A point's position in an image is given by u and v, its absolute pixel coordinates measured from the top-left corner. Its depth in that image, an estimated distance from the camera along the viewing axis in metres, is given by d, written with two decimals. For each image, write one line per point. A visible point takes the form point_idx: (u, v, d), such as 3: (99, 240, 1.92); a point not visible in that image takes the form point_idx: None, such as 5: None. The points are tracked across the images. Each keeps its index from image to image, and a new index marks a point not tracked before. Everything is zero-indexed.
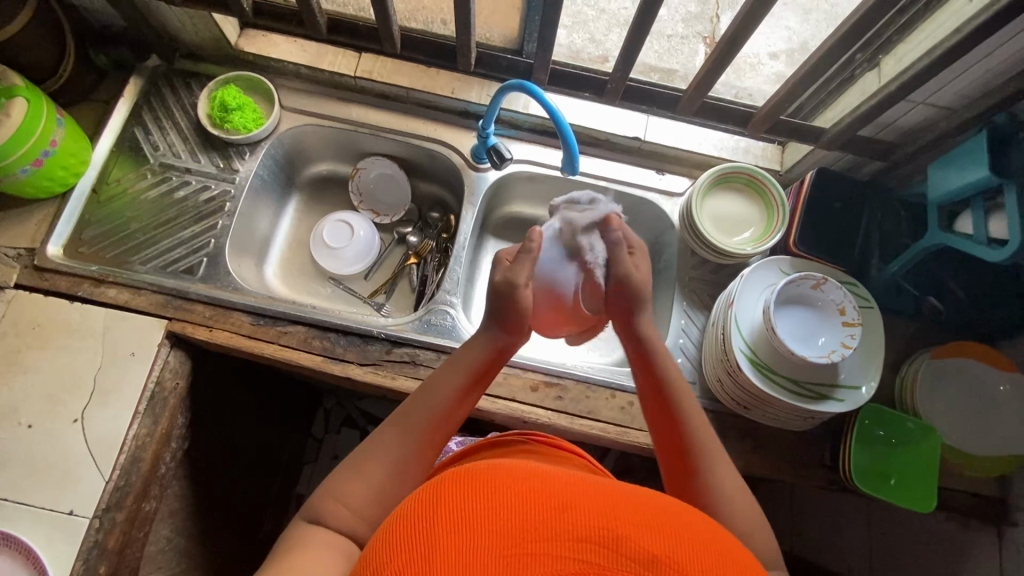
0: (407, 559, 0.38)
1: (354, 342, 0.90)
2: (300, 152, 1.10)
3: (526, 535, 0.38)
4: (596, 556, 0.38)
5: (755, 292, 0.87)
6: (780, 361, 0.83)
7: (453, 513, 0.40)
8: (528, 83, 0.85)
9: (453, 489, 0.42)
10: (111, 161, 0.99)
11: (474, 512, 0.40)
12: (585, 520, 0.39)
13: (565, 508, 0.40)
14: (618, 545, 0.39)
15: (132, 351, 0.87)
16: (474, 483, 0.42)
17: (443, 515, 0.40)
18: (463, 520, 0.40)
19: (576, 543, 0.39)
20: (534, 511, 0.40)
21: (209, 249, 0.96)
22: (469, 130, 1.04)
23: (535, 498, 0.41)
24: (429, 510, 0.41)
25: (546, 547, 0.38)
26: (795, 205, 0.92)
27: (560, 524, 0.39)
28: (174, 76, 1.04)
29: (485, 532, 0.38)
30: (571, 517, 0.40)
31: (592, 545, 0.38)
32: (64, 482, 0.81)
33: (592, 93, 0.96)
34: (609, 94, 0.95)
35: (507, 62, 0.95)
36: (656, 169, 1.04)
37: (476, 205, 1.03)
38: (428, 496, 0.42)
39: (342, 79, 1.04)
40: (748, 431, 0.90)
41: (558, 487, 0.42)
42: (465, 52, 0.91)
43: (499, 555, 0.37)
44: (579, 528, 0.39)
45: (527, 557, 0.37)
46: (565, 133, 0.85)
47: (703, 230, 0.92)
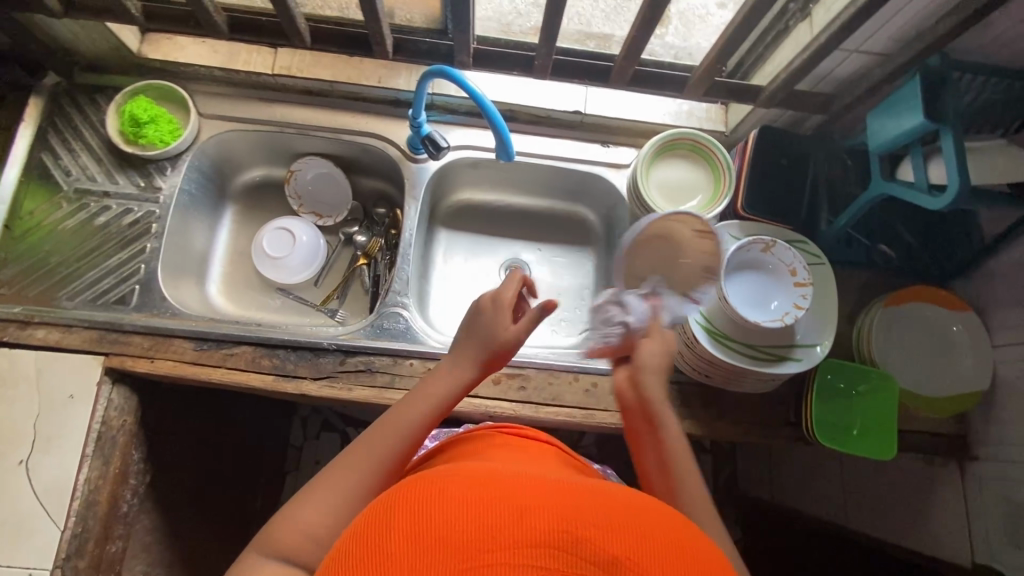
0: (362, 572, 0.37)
1: (305, 357, 0.87)
2: (227, 160, 1.03)
3: (485, 546, 0.37)
4: (557, 561, 0.36)
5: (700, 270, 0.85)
6: (738, 329, 0.83)
7: (408, 525, 0.39)
8: (448, 67, 0.80)
9: (411, 500, 0.41)
10: (22, 192, 0.92)
11: (430, 524, 0.39)
12: (545, 523, 0.38)
13: (526, 513, 0.39)
14: (579, 550, 0.37)
15: (70, 393, 0.83)
16: (434, 496, 0.41)
17: (402, 528, 0.39)
18: (423, 527, 0.39)
19: (535, 547, 0.37)
20: (494, 520, 0.38)
21: (139, 275, 0.90)
22: (403, 120, 0.99)
23: (496, 507, 0.40)
24: (386, 525, 0.40)
25: (502, 556, 0.37)
26: (740, 166, 0.90)
27: (518, 530, 0.38)
28: (78, 92, 0.96)
29: (443, 548, 0.37)
30: (532, 521, 0.38)
31: (551, 549, 0.37)
32: (18, 537, 0.78)
33: (520, 71, 0.92)
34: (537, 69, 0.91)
35: (427, 46, 0.91)
36: (601, 142, 1.01)
37: (418, 199, 0.99)
38: (383, 511, 0.41)
39: (260, 78, 0.97)
40: (713, 398, 0.91)
41: (520, 492, 0.41)
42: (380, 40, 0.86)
43: (456, 566, 0.36)
44: (539, 532, 0.38)
45: (481, 568, 0.36)
46: (491, 116, 0.80)
47: (649, 201, 0.90)
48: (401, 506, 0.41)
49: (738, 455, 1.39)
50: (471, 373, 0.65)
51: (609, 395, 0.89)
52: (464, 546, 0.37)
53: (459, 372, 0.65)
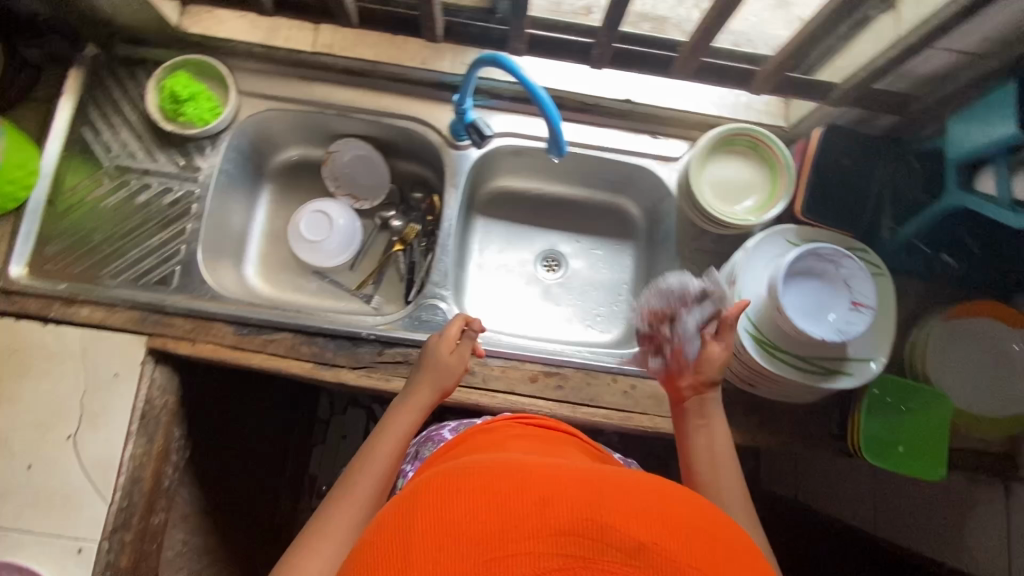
0: (392, 567, 0.38)
1: (343, 346, 0.87)
2: (266, 140, 1.02)
3: (510, 535, 0.37)
4: (581, 549, 0.36)
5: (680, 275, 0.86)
6: (789, 339, 0.80)
7: (432, 518, 0.39)
8: (500, 54, 0.76)
9: (433, 493, 0.41)
10: (64, 166, 0.92)
11: (452, 516, 0.39)
12: (568, 511, 0.38)
13: (548, 501, 0.39)
14: (603, 536, 0.37)
15: (115, 371, 0.84)
16: (456, 487, 0.41)
17: (426, 518, 0.39)
18: (445, 519, 0.39)
19: (558, 534, 0.37)
20: (517, 509, 0.38)
21: (180, 256, 0.90)
22: (445, 104, 0.96)
23: (515, 495, 0.39)
24: (409, 518, 0.40)
25: (527, 546, 0.37)
26: (802, 164, 0.85)
27: (541, 519, 0.38)
28: (117, 64, 0.94)
29: (467, 540, 0.37)
30: (554, 511, 0.38)
31: (574, 536, 0.37)
32: (67, 508, 0.81)
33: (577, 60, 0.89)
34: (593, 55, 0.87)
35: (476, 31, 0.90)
36: (650, 133, 0.97)
37: (459, 186, 0.96)
38: (406, 507, 0.42)
39: (301, 56, 0.95)
40: (754, 406, 0.89)
41: (541, 480, 0.41)
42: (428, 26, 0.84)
43: (482, 558, 0.36)
44: (562, 521, 0.37)
45: (507, 558, 0.36)
46: (543, 103, 0.74)
47: (700, 198, 0.87)
48: (423, 499, 0.41)
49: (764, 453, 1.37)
50: (430, 399, 0.75)
51: (647, 398, 0.87)
52: (489, 537, 0.37)
53: (423, 394, 0.75)
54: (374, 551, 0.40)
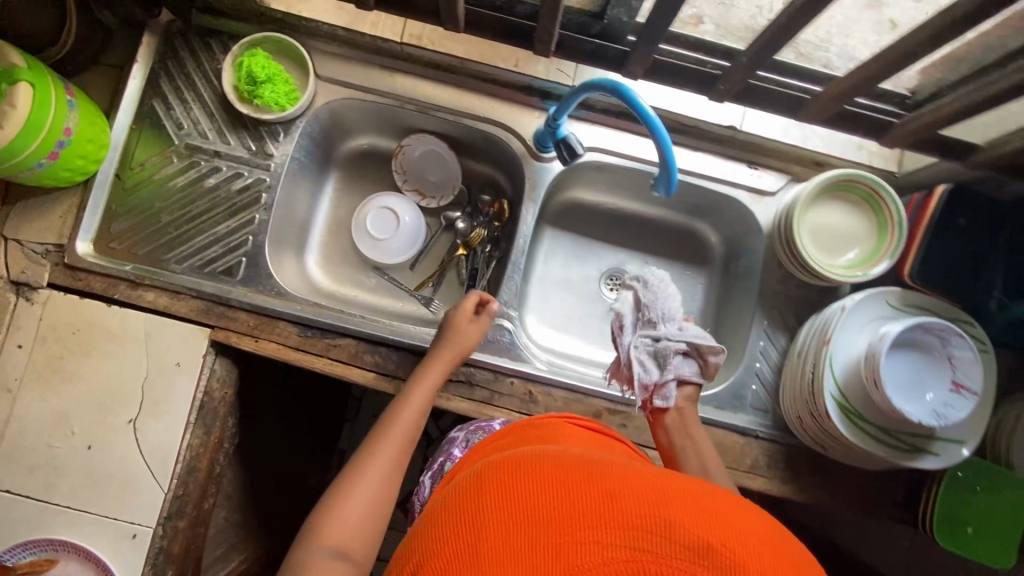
0: (455, 544, 0.38)
1: (406, 359, 0.84)
2: (338, 126, 0.97)
3: (576, 522, 0.36)
4: (650, 544, 0.35)
5: (658, 306, 0.77)
6: (876, 411, 0.75)
7: (499, 502, 0.39)
8: (622, 84, 0.69)
9: (501, 479, 0.41)
10: (133, 140, 0.88)
11: (518, 500, 0.39)
12: (637, 507, 0.37)
13: (616, 495, 0.38)
14: (673, 534, 0.35)
15: (176, 361, 0.83)
16: (522, 474, 0.41)
17: (491, 497, 0.40)
18: (511, 502, 0.39)
19: (625, 529, 0.36)
20: (583, 500, 0.37)
21: (247, 247, 0.87)
22: (533, 111, 0.90)
23: (582, 486, 0.39)
24: (475, 497, 0.41)
25: (593, 535, 0.35)
26: (916, 223, 0.79)
27: (608, 513, 0.36)
28: (192, 34, 0.89)
29: (533, 523, 0.37)
30: (622, 504, 0.37)
31: (644, 532, 0.35)
32: (125, 491, 0.81)
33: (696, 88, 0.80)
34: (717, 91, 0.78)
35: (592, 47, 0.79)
36: (748, 164, 0.90)
37: (537, 201, 0.91)
38: (473, 488, 0.42)
39: (385, 45, 0.89)
40: (821, 466, 0.85)
41: (609, 477, 0.40)
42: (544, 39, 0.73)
43: (547, 543, 0.35)
44: (631, 515, 0.36)
45: (574, 545, 0.35)
46: (660, 137, 0.68)
47: (800, 247, 0.81)
48: (489, 483, 0.41)
49: None
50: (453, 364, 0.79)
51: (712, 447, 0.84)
52: (554, 521, 0.36)
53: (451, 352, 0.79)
54: (439, 527, 0.40)
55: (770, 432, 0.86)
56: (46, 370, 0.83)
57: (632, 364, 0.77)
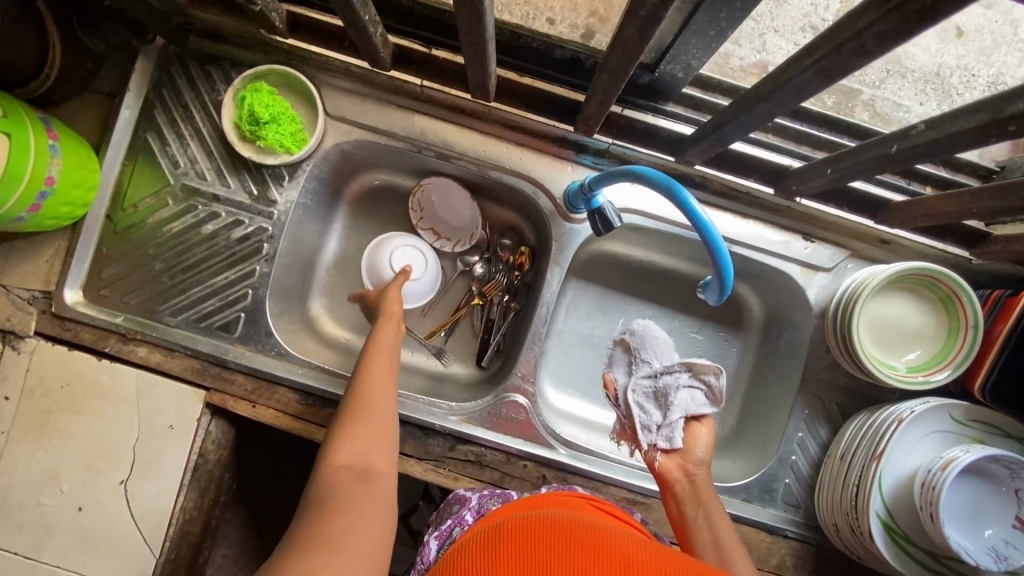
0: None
1: (413, 434, 0.78)
2: (349, 164, 0.88)
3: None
4: None
5: (650, 349, 0.74)
6: (925, 534, 0.69)
7: (521, 549, 0.46)
8: (679, 188, 0.57)
9: (523, 535, 0.48)
10: (126, 178, 0.81)
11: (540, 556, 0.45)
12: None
13: (630, 564, 0.45)
14: None
15: (170, 423, 0.78)
16: (542, 535, 0.47)
17: (514, 551, 0.46)
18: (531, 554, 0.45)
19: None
20: (602, 563, 0.44)
21: (246, 302, 0.80)
22: (566, 164, 0.81)
23: (592, 555, 0.45)
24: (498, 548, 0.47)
25: None
26: (996, 331, 0.69)
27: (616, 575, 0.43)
28: (191, 61, 0.80)
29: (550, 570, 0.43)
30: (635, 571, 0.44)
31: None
32: (116, 554, 0.78)
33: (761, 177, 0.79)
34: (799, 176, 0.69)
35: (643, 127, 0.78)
36: (803, 236, 0.81)
37: (563, 264, 0.82)
38: (494, 538, 0.49)
39: (404, 84, 0.79)
40: (851, 570, 0.79)
41: (618, 550, 0.47)
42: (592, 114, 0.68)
43: None
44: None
45: None
46: (716, 246, 0.57)
47: (857, 347, 0.72)
48: (513, 537, 0.48)
49: None
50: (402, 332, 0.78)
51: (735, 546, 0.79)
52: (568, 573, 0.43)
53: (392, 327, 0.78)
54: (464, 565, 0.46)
55: (801, 532, 0.80)
56: (34, 424, 0.78)
57: (633, 412, 0.72)
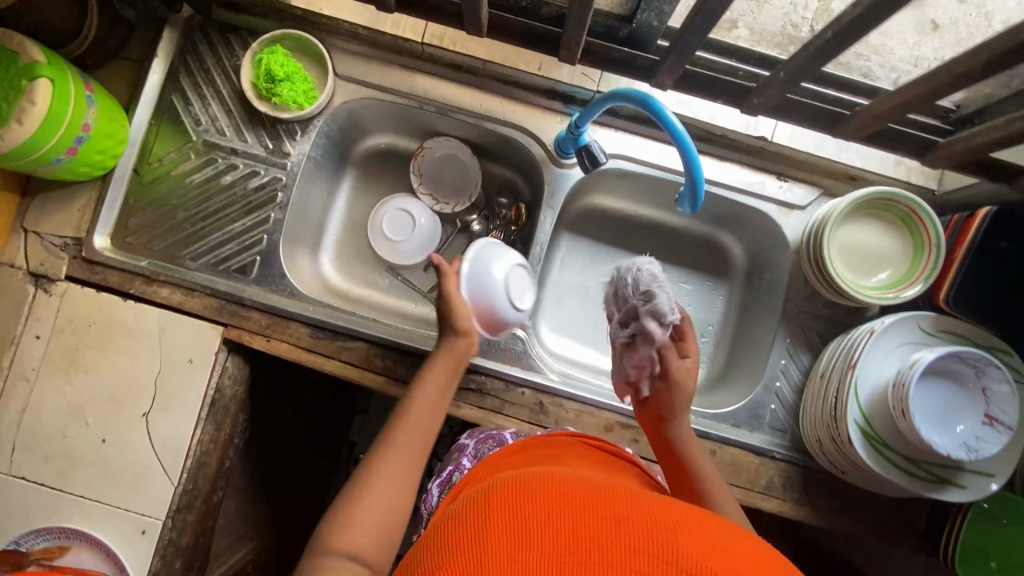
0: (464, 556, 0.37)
1: (418, 364, 0.83)
2: (355, 125, 0.96)
3: (584, 544, 0.36)
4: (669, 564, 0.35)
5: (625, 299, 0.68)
6: (901, 439, 0.72)
7: (514, 515, 0.39)
8: (652, 97, 0.66)
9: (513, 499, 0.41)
10: (151, 135, 0.88)
11: (537, 517, 0.38)
12: (653, 527, 0.38)
13: (622, 518, 0.39)
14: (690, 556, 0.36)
15: (189, 357, 0.83)
16: (534, 495, 0.40)
17: (492, 515, 0.39)
18: (530, 521, 0.38)
19: (629, 552, 0.36)
20: (592, 519, 0.38)
21: (261, 246, 0.87)
22: (555, 115, 0.87)
23: (597, 512, 0.39)
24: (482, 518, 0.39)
25: (612, 555, 0.36)
26: (955, 245, 0.75)
27: (623, 532, 0.37)
28: (213, 30, 0.89)
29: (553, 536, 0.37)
30: (629, 527, 0.38)
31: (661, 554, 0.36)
32: (137, 484, 0.82)
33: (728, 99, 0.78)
34: (752, 103, 0.76)
35: (621, 56, 0.76)
36: (778, 176, 0.86)
37: (556, 207, 0.89)
38: (476, 508, 0.41)
39: (407, 44, 0.87)
40: (837, 489, 0.83)
41: (618, 501, 0.41)
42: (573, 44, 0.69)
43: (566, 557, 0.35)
44: (637, 539, 0.37)
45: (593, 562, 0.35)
46: (687, 150, 0.65)
47: (830, 267, 0.78)
48: (498, 501, 0.41)
49: None
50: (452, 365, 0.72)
51: (725, 466, 0.83)
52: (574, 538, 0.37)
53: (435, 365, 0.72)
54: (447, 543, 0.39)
55: (789, 454, 0.84)
56: (63, 361, 0.83)
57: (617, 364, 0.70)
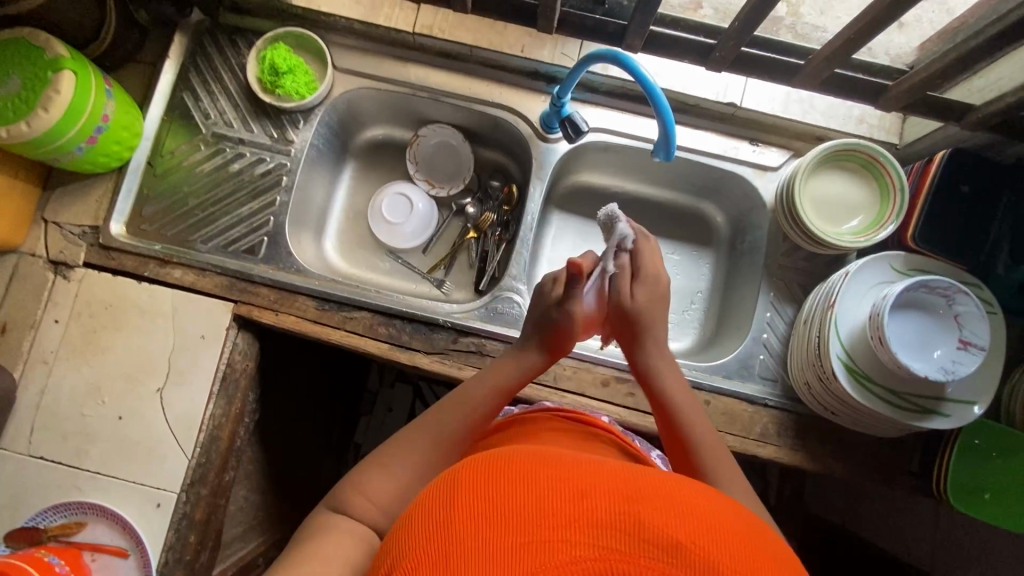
0: (426, 548, 0.38)
1: (420, 330, 0.87)
2: (354, 117, 1.02)
3: (545, 522, 0.36)
4: (618, 542, 0.35)
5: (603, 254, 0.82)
6: (883, 371, 0.76)
7: (475, 501, 0.39)
8: (622, 54, 0.73)
9: (475, 483, 0.41)
10: (164, 130, 0.94)
11: (494, 503, 0.38)
12: (607, 503, 0.38)
13: (586, 493, 0.38)
14: (639, 530, 0.36)
15: (201, 333, 0.87)
16: (498, 480, 0.40)
17: (462, 498, 0.40)
18: (485, 506, 0.39)
19: (586, 528, 0.36)
20: (555, 497, 0.38)
21: (268, 227, 0.92)
22: (539, 94, 0.94)
23: (553, 489, 0.38)
24: (444, 507, 0.40)
25: (562, 534, 0.36)
26: (918, 188, 0.81)
27: (579, 509, 0.37)
28: (220, 33, 0.96)
29: (507, 522, 0.37)
30: (592, 502, 0.37)
31: (611, 529, 0.36)
32: (151, 458, 0.85)
33: (694, 59, 0.79)
34: (713, 61, 0.78)
35: (592, 23, 0.77)
36: (750, 140, 0.92)
37: (544, 179, 0.94)
38: (442, 492, 0.42)
39: (400, 36, 0.94)
40: (830, 433, 0.85)
41: (582, 476, 0.40)
42: (549, 14, 0.74)
43: (518, 542, 0.35)
44: (599, 513, 0.37)
45: (542, 544, 0.35)
46: (659, 103, 0.71)
47: (803, 216, 0.83)
48: (463, 485, 0.41)
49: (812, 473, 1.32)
50: (532, 367, 0.74)
51: (720, 415, 0.85)
52: (526, 524, 0.36)
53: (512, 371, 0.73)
54: (414, 530, 0.40)
55: (780, 401, 0.86)
56: (80, 343, 0.87)
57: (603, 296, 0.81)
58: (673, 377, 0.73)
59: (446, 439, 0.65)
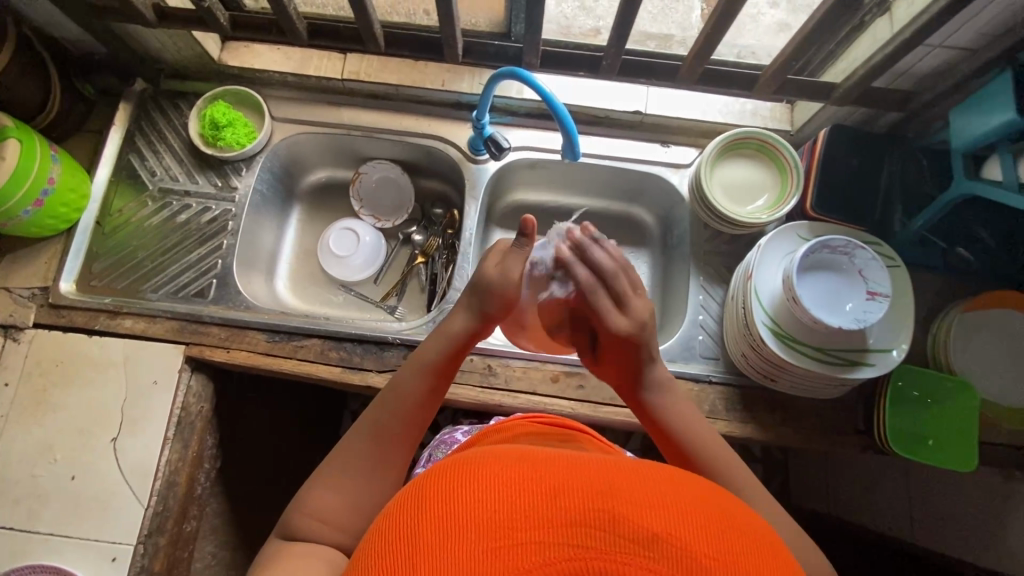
0: (392, 559, 0.34)
1: (370, 350, 0.90)
2: (295, 162, 1.08)
3: (520, 524, 0.32)
4: (597, 542, 0.31)
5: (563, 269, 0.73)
6: (806, 331, 0.80)
7: (445, 505, 0.35)
8: (519, 69, 0.81)
9: (446, 487, 0.36)
10: (111, 191, 0.98)
11: (464, 505, 0.34)
12: (583, 499, 0.34)
13: (560, 491, 0.34)
14: (625, 527, 0.32)
15: (154, 379, 0.88)
16: (471, 479, 0.36)
17: (427, 508, 0.35)
18: (455, 510, 0.34)
19: (569, 530, 0.32)
20: (523, 497, 0.34)
21: (216, 270, 0.96)
22: (463, 122, 1.02)
23: (527, 487, 0.34)
24: (411, 519, 0.35)
25: (539, 535, 0.32)
26: (809, 165, 0.88)
27: (554, 509, 0.33)
28: (163, 98, 1.03)
29: (477, 524, 0.33)
30: (565, 500, 0.33)
31: (591, 529, 0.32)
32: (105, 512, 0.83)
33: (586, 71, 0.89)
34: (603, 70, 0.87)
35: (494, 49, 0.88)
36: (661, 142, 1.00)
37: (478, 198, 1.00)
38: (412, 496, 0.37)
39: (330, 84, 1.02)
40: (776, 402, 0.88)
41: (559, 471, 0.36)
42: (452, 42, 0.83)
43: (490, 545, 0.32)
44: (573, 511, 0.33)
45: (515, 547, 0.31)
46: (560, 115, 0.79)
47: (714, 201, 0.90)
48: (434, 488, 0.36)
49: (789, 463, 1.32)
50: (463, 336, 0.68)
51: None
52: (497, 526, 0.32)
53: (438, 345, 0.68)
54: (382, 541, 0.36)
55: (723, 376, 0.90)
56: (29, 403, 0.87)
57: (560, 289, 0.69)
58: (677, 407, 0.67)
59: (386, 432, 0.63)
